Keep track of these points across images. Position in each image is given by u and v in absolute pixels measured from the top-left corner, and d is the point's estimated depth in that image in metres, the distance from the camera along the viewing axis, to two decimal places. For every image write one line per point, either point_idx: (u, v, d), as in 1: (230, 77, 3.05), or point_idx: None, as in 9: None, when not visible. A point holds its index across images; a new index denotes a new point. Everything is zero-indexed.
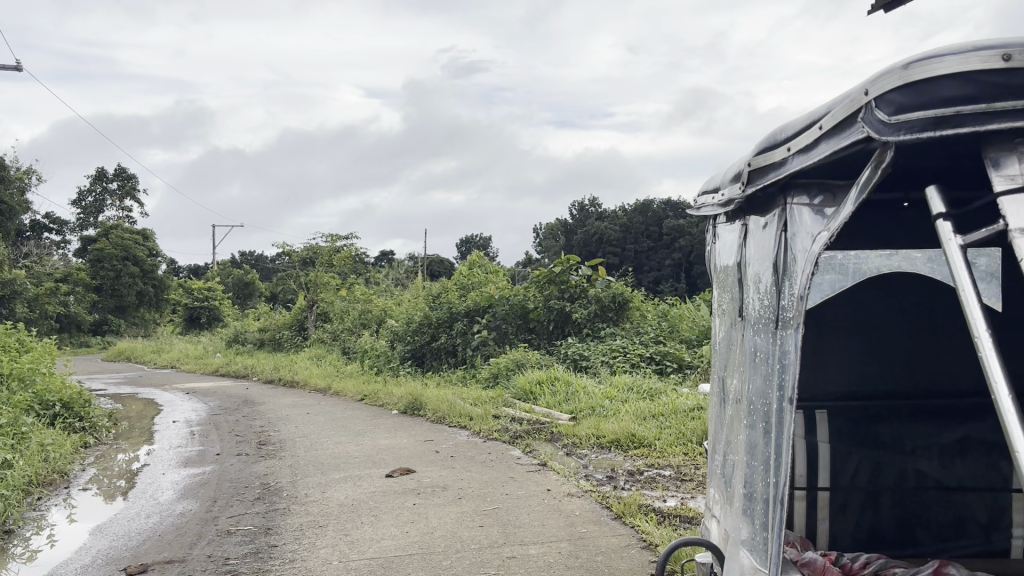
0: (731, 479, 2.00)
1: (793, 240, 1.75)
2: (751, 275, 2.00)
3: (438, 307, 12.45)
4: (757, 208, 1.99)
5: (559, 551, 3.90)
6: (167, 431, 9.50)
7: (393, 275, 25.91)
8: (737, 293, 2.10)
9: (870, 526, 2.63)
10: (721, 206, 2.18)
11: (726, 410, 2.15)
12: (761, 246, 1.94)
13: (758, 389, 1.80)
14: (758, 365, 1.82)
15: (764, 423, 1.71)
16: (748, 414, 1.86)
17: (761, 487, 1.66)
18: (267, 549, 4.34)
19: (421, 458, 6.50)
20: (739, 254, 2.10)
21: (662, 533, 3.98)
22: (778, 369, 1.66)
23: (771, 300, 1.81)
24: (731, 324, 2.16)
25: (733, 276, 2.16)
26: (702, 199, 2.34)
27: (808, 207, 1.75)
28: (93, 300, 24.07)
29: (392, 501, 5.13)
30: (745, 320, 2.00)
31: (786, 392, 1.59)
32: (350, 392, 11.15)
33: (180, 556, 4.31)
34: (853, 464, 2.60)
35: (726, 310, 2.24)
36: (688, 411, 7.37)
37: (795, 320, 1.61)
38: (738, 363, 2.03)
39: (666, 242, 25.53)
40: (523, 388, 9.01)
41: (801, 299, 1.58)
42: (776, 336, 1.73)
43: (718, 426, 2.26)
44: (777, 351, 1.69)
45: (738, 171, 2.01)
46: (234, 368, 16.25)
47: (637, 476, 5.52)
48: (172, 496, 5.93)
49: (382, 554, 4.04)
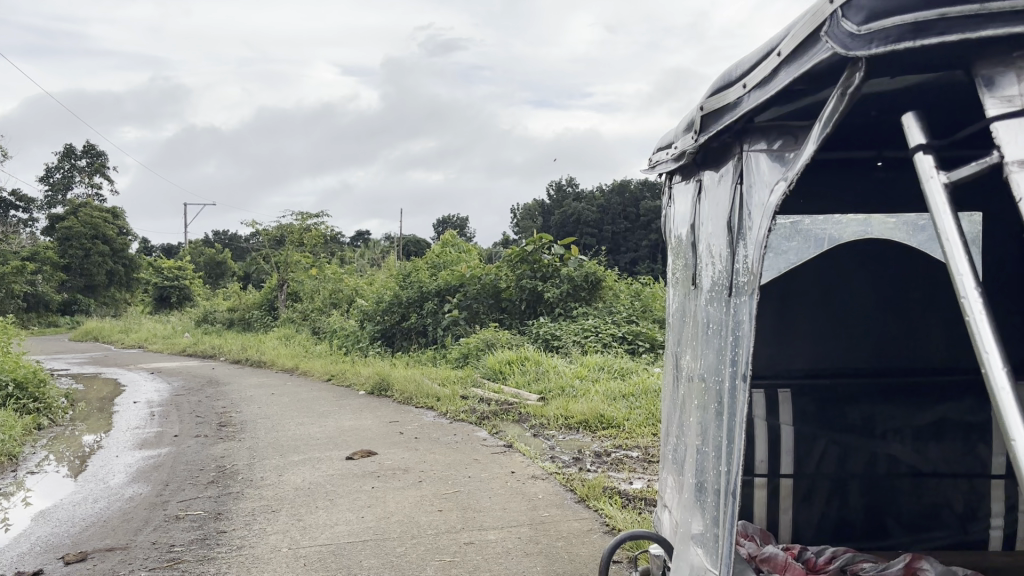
0: (683, 463, 1.83)
1: (749, 195, 1.57)
2: (705, 238, 1.82)
3: (409, 286, 12.23)
4: (715, 158, 1.81)
5: (519, 537, 3.74)
6: (127, 412, 9.25)
7: (367, 253, 25.60)
8: (691, 259, 1.93)
9: (837, 516, 2.48)
10: (674, 162, 2.00)
11: (679, 389, 1.99)
12: (716, 203, 1.76)
13: (710, 365, 1.63)
14: (712, 337, 1.66)
15: (717, 405, 1.55)
16: (700, 393, 1.70)
17: (713, 477, 1.50)
18: (214, 535, 4.15)
19: (385, 440, 6.32)
20: (694, 214, 1.92)
21: (625, 518, 3.84)
22: (731, 344, 1.49)
23: (725, 265, 1.64)
24: (686, 295, 1.99)
25: (687, 241, 1.99)
26: (656, 157, 2.17)
27: (766, 153, 1.56)
28: (60, 279, 23.56)
29: (349, 485, 4.95)
30: (699, 289, 1.83)
31: (739, 368, 1.42)
32: (317, 372, 10.94)
33: (122, 543, 4.11)
34: (819, 448, 2.44)
35: (680, 279, 2.07)
36: (658, 391, 7.26)
37: (750, 286, 1.44)
38: (691, 338, 1.87)
39: (643, 223, 25.41)
40: (493, 367, 8.85)
41: (756, 261, 1.40)
42: (729, 305, 1.56)
43: (671, 406, 2.10)
44: (730, 321, 1.53)
45: (689, 120, 1.83)
46: (202, 348, 15.94)
47: (605, 458, 5.38)
48: (123, 479, 5.72)
49: (334, 540, 3.87)
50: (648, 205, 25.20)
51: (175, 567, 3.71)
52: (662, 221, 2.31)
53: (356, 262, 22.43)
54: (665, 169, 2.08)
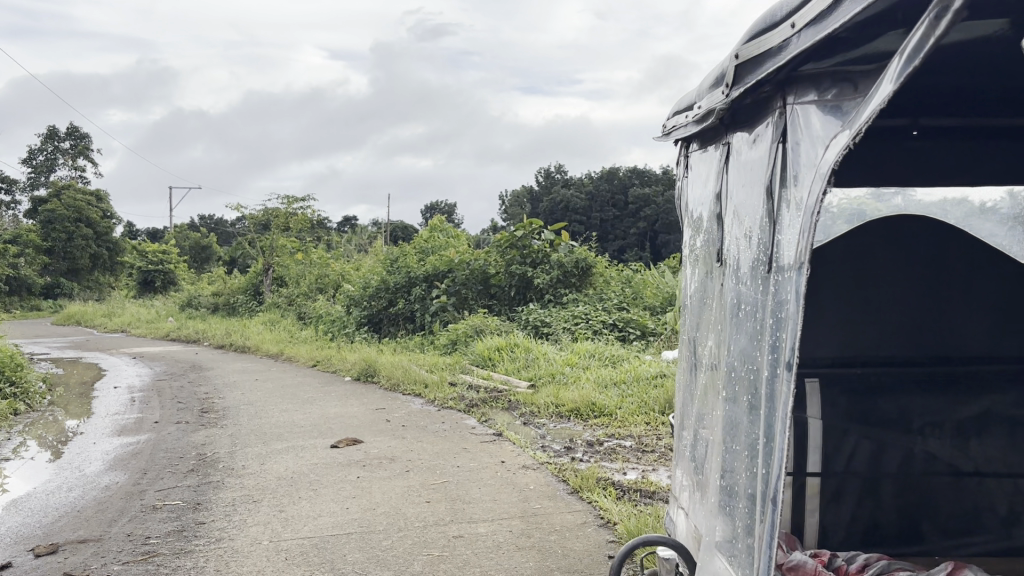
0: (706, 456, 1.72)
1: (793, 159, 1.38)
2: (734, 209, 1.67)
3: (396, 271, 12.05)
4: (753, 115, 1.59)
5: (510, 530, 3.60)
6: (107, 397, 9.05)
7: (354, 239, 25.37)
8: (716, 233, 1.79)
9: (869, 517, 2.31)
10: (696, 125, 1.84)
11: (698, 377, 1.86)
12: (747, 169, 1.62)
13: (742, 351, 1.50)
14: (743, 320, 1.52)
15: (750, 396, 1.43)
16: (727, 382, 1.58)
17: (748, 480, 1.38)
18: (192, 527, 3.98)
19: (371, 427, 6.16)
20: (719, 183, 1.78)
21: (621, 510, 3.69)
22: (769, 328, 1.36)
23: (758, 240, 1.50)
24: (708, 271, 1.85)
25: (709, 214, 1.85)
26: (673, 122, 2.02)
27: (817, 105, 1.33)
28: (43, 262, 23.25)
29: (333, 474, 4.79)
30: (725, 266, 1.70)
31: (777, 357, 1.30)
32: (302, 358, 10.77)
33: (96, 535, 3.93)
34: (850, 443, 2.29)
35: (699, 255, 1.94)
36: (650, 378, 7.15)
37: (793, 262, 1.30)
38: (716, 321, 1.74)
39: (632, 210, 25.35)
40: (482, 354, 8.69)
41: (802, 232, 1.25)
42: (764, 284, 1.43)
43: (683, 387, 2.00)
44: (767, 302, 1.40)
45: (721, 71, 1.62)
46: (186, 332, 15.73)
47: (597, 447, 5.24)
48: (99, 467, 5.53)
49: (317, 533, 3.71)
50: (637, 193, 25.13)
51: (150, 560, 3.54)
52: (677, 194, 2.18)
53: (343, 247, 22.22)
54: (686, 136, 1.92)
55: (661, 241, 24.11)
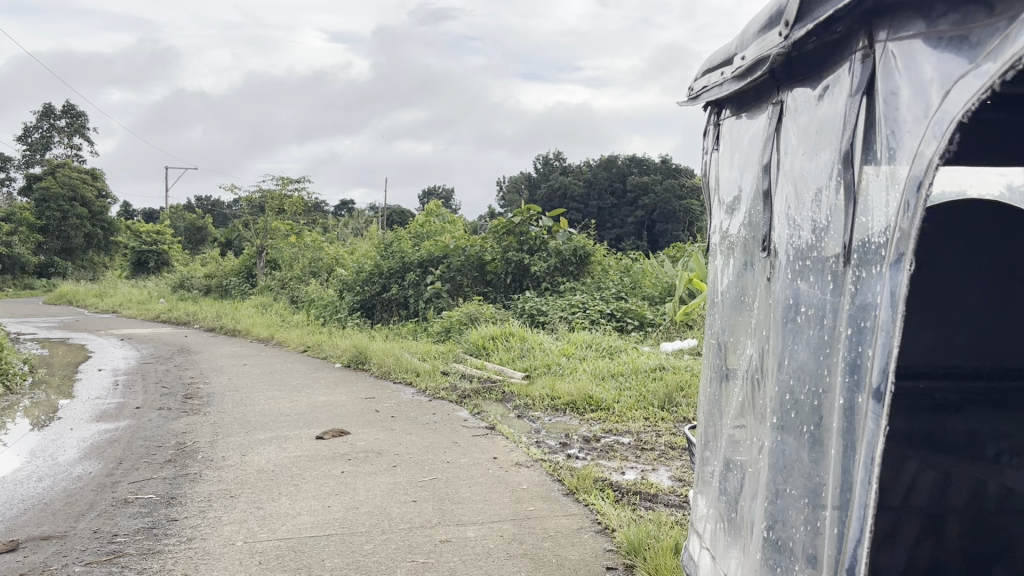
0: (744, 485, 1.55)
1: (880, 121, 1.16)
2: (784, 189, 1.47)
3: (390, 256, 11.77)
4: (818, 65, 1.35)
5: (502, 535, 3.36)
6: (90, 380, 8.79)
7: (350, 223, 25.11)
8: (759, 218, 1.58)
9: (931, 557, 2.23)
10: (737, 81, 1.60)
11: (731, 391, 1.67)
12: (808, 134, 1.39)
13: (803, 364, 1.31)
14: (805, 326, 1.33)
15: (818, 429, 1.25)
16: (781, 405, 1.39)
17: (818, 534, 1.22)
18: (164, 525, 3.73)
19: (360, 418, 5.92)
20: (764, 155, 1.56)
21: (621, 515, 3.46)
22: (848, 341, 1.18)
23: (826, 232, 1.30)
24: (743, 262, 1.65)
25: (750, 193, 1.63)
26: (706, 82, 1.78)
27: (924, 38, 1.07)
28: (35, 240, 22.92)
29: (317, 468, 4.56)
30: (772, 257, 1.50)
31: (863, 388, 1.12)
32: (293, 343, 10.52)
33: (60, 531, 3.69)
34: (910, 474, 2.29)
35: (732, 241, 1.73)
36: (649, 371, 6.93)
37: (886, 260, 1.10)
38: (758, 324, 1.54)
39: (630, 199, 25.10)
40: (476, 343, 8.44)
41: (905, 218, 1.05)
42: (838, 288, 1.23)
43: (712, 392, 1.81)
44: (844, 311, 1.20)
45: (780, 8, 1.38)
46: (176, 314, 15.46)
47: (593, 444, 4.99)
48: (74, 455, 5.28)
49: (296, 534, 3.49)
50: (636, 181, 25.04)
51: (114, 560, 3.30)
52: (703, 168, 1.96)
53: (340, 231, 21.94)
54: (721, 96, 1.70)
55: (659, 230, 24.06)
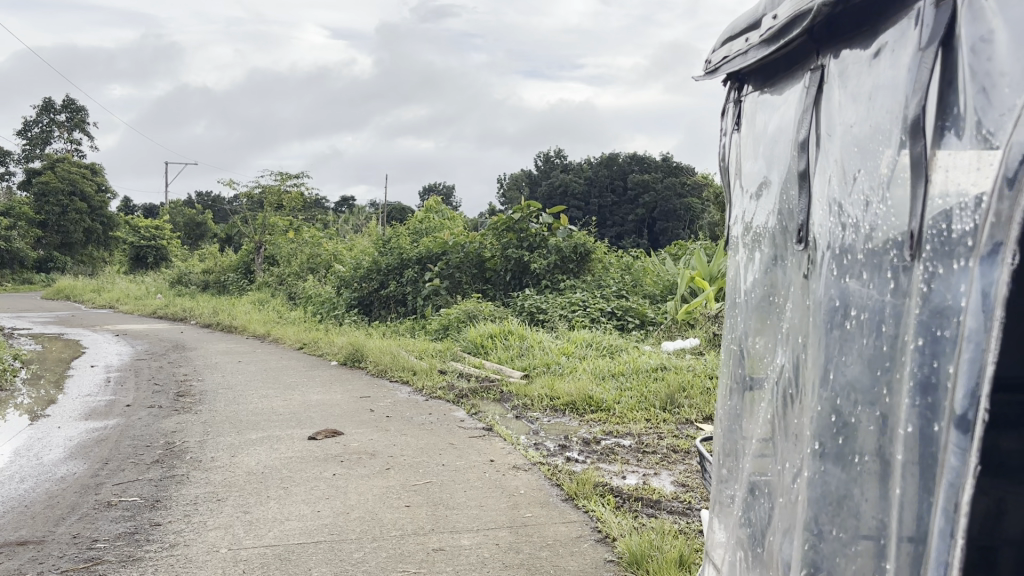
0: (772, 517, 1.41)
1: (963, 80, 0.99)
2: (824, 176, 1.32)
3: (388, 252, 11.61)
4: (868, 20, 1.21)
5: (498, 543, 3.22)
6: (82, 377, 8.66)
7: (350, 219, 25.02)
8: (793, 207, 1.43)
9: None
10: (768, 44, 1.46)
11: (757, 407, 1.53)
12: (859, 100, 1.23)
13: (853, 379, 1.17)
14: (857, 333, 1.18)
15: (873, 459, 1.11)
16: (821, 424, 1.25)
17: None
18: (146, 530, 3.59)
19: (354, 418, 5.77)
20: (800, 133, 1.41)
21: (621, 523, 3.31)
22: (915, 355, 1.04)
23: (882, 227, 1.15)
24: (773, 257, 1.51)
25: (783, 179, 1.48)
26: (730, 52, 1.64)
27: None
28: (34, 235, 22.82)
29: (308, 470, 4.42)
30: (810, 251, 1.35)
31: (941, 416, 0.98)
32: (289, 340, 10.36)
33: (38, 536, 3.54)
34: None
35: (758, 233, 1.58)
36: (650, 371, 6.80)
37: (970, 264, 0.96)
38: (791, 329, 1.40)
39: (632, 198, 24.96)
40: (474, 341, 8.30)
41: (1002, 204, 0.90)
42: (900, 293, 1.09)
43: (731, 403, 1.68)
44: (911, 320, 1.06)
45: None
46: (173, 310, 15.33)
47: (594, 446, 4.84)
48: (59, 454, 5.14)
49: (283, 541, 3.34)
50: (636, 179, 24.96)
51: (92, 568, 3.15)
52: (720, 151, 1.82)
53: (339, 227, 21.82)
54: (746, 65, 1.57)
55: (659, 228, 24.17)
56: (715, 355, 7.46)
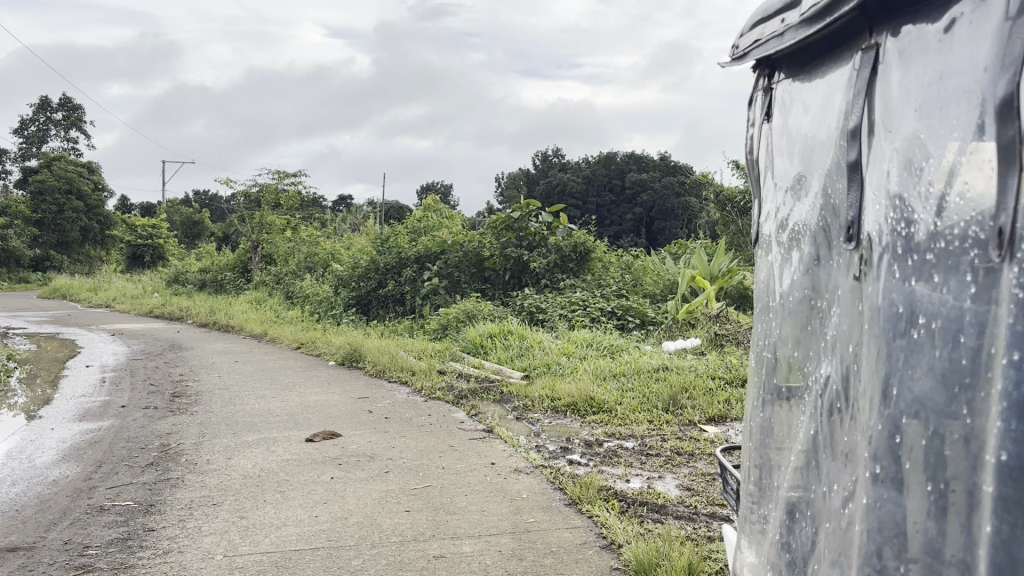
0: (819, 540, 1.32)
1: None
2: (874, 164, 1.23)
3: (386, 251, 11.52)
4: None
5: (500, 550, 3.14)
6: (77, 377, 8.56)
7: (348, 219, 24.90)
8: (843, 205, 1.32)
9: None
10: (811, 25, 1.38)
11: (799, 420, 1.44)
12: (925, 84, 1.11)
13: (912, 395, 1.09)
14: (926, 341, 1.07)
15: (951, 483, 1.02)
16: (885, 442, 1.14)
17: None
18: (140, 535, 3.51)
19: (352, 419, 5.69)
20: (851, 124, 1.30)
21: (627, 529, 3.23)
22: (1005, 371, 0.94)
23: (956, 226, 1.04)
24: (816, 256, 1.43)
25: (829, 175, 1.38)
26: (764, 39, 1.56)
27: None
28: (30, 234, 22.67)
29: (305, 474, 4.34)
30: (863, 252, 1.25)
31: None
32: (286, 340, 10.27)
33: (29, 542, 3.46)
34: None
35: (800, 234, 1.49)
36: (652, 371, 6.72)
37: None
38: (840, 336, 1.32)
39: (630, 197, 24.85)
40: (474, 341, 8.21)
41: None
42: (984, 298, 0.98)
43: (767, 413, 1.60)
44: (998, 331, 0.95)
45: None
46: (169, 309, 15.22)
47: (596, 448, 4.76)
48: (51, 457, 5.05)
49: (279, 547, 3.26)
50: (634, 177, 24.87)
51: None
52: (748, 142, 1.73)
53: (337, 227, 21.71)
54: (781, 48, 1.50)
55: (656, 228, 24.15)
56: (716, 355, 7.38)
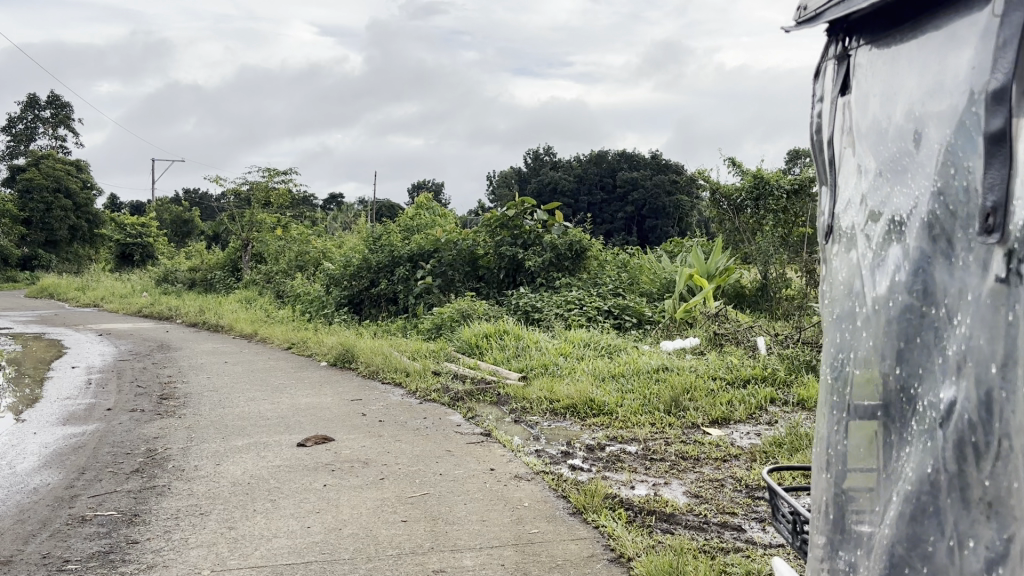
0: None
1: None
2: None
3: (379, 249, 11.34)
4: None
5: (503, 563, 2.98)
6: (62, 378, 8.37)
7: (339, 218, 24.70)
8: (970, 182, 0.95)
9: None
10: None
11: (899, 471, 1.07)
12: None
13: None
14: None
15: None
16: None
17: None
18: (122, 548, 3.33)
19: (345, 423, 5.51)
20: (981, 74, 0.93)
21: (637, 541, 3.09)
22: None
23: None
24: (923, 252, 1.04)
25: (943, 143, 1.01)
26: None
27: None
28: (18, 233, 22.42)
29: (296, 481, 4.16)
30: (1007, 247, 0.88)
31: None
32: (276, 340, 10.08)
33: (6, 556, 3.28)
34: None
35: (894, 223, 1.12)
36: (652, 371, 6.56)
37: None
38: (970, 355, 0.93)
39: (623, 196, 24.72)
40: (469, 341, 8.05)
41: None
42: None
43: (841, 442, 1.23)
44: None
45: None
46: (158, 308, 15.01)
47: (598, 453, 4.60)
48: (33, 463, 4.87)
49: (270, 561, 3.09)
50: (627, 176, 24.75)
51: None
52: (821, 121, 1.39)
53: (328, 225, 21.52)
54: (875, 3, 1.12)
55: (649, 226, 24.03)
56: (716, 355, 7.22)
